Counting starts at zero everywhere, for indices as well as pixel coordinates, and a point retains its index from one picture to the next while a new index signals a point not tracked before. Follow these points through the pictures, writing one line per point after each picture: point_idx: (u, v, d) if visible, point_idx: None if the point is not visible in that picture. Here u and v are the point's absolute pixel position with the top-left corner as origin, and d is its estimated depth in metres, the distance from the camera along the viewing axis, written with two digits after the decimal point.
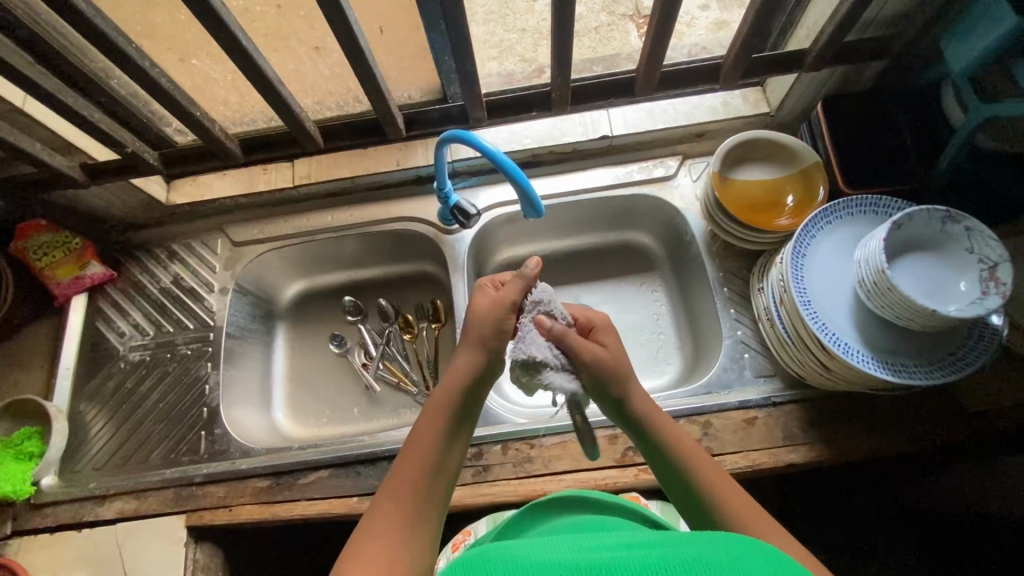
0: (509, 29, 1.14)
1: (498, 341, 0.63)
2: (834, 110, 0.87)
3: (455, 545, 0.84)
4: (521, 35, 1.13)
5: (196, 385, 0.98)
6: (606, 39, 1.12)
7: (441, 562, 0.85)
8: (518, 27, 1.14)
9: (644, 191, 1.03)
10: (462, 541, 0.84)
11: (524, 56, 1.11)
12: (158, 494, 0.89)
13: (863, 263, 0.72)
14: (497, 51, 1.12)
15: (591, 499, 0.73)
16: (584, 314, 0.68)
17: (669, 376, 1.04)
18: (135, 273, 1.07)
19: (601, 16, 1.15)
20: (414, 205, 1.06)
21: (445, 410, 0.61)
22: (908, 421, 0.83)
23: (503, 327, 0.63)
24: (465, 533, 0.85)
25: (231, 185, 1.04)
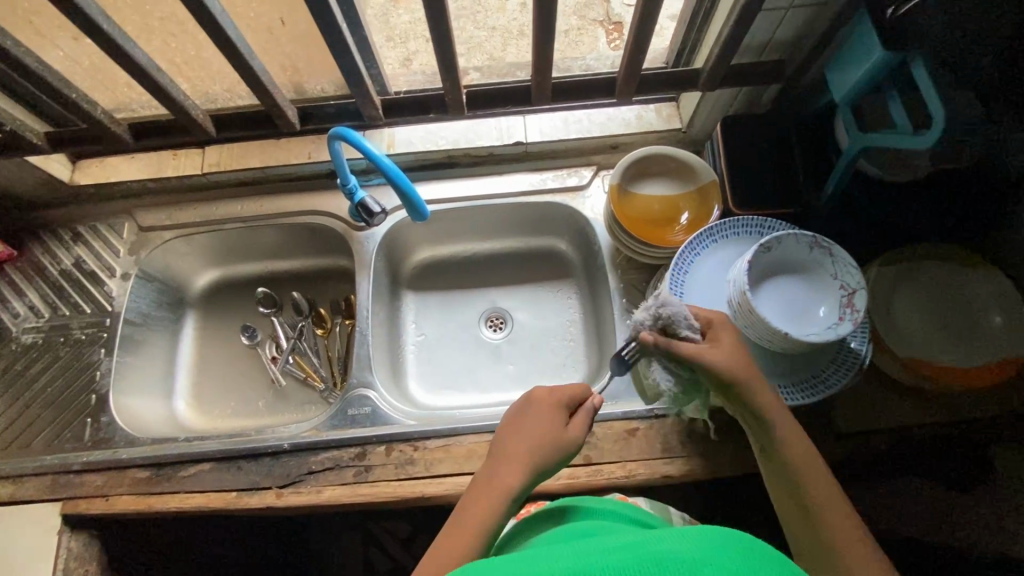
0: (479, 26, 1.11)
1: (549, 464, 0.65)
2: (732, 130, 0.88)
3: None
4: (490, 33, 1.10)
5: (86, 371, 0.96)
6: (575, 43, 1.09)
7: None
8: (488, 24, 1.11)
9: (556, 199, 1.04)
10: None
11: (492, 54, 1.09)
12: (35, 480, 0.88)
13: (732, 283, 0.73)
14: (466, 48, 1.09)
15: (575, 503, 0.70)
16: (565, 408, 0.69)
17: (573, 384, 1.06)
18: (37, 254, 1.04)
19: (570, 18, 1.11)
20: (327, 199, 1.05)
21: (479, 527, 0.58)
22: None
23: (555, 455, 0.65)
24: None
25: (140, 168, 1.03)
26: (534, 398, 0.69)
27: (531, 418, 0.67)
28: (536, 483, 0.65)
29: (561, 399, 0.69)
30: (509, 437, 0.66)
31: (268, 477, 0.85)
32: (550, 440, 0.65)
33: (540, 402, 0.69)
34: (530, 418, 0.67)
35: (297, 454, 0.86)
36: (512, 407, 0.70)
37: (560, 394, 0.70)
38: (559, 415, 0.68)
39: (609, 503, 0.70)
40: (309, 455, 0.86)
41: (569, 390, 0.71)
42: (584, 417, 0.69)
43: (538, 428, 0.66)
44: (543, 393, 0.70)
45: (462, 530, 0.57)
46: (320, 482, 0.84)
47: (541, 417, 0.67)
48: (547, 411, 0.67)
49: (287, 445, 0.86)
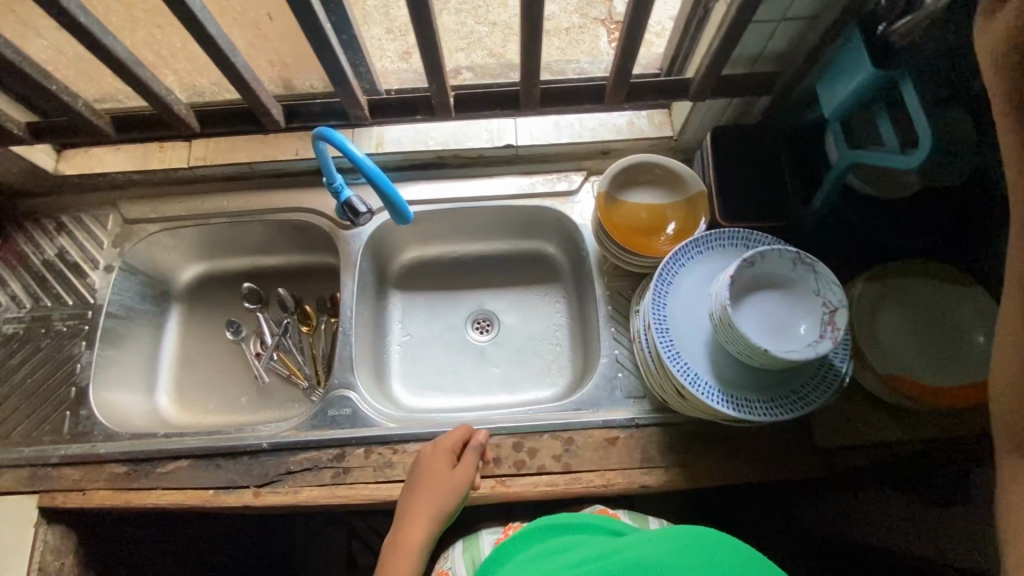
0: (480, 21, 1.10)
1: (452, 508, 0.76)
2: (722, 140, 0.88)
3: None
4: (491, 28, 1.09)
5: (67, 364, 0.95)
6: (575, 42, 1.07)
7: None
8: (489, 20, 1.10)
9: (544, 204, 1.03)
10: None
11: (492, 50, 1.08)
12: (12, 472, 0.88)
13: (714, 297, 0.73)
14: (466, 43, 1.08)
15: (552, 521, 0.71)
16: (451, 454, 0.80)
17: (555, 390, 1.07)
18: (20, 244, 1.03)
19: (573, 17, 1.10)
20: (315, 196, 1.04)
21: None
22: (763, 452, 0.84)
23: (456, 499, 0.76)
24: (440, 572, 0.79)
25: (126, 160, 1.02)
26: (425, 454, 0.81)
27: (427, 473, 0.78)
28: (444, 526, 0.76)
29: (448, 449, 0.80)
30: (412, 492, 0.77)
31: (246, 476, 0.85)
32: (444, 487, 0.76)
33: (431, 455, 0.80)
34: (428, 472, 0.78)
35: (275, 454, 0.86)
36: (413, 464, 0.82)
37: (447, 443, 0.81)
38: (450, 462, 0.79)
39: (589, 518, 0.72)
40: (287, 454, 0.86)
41: (455, 439, 0.81)
42: (472, 456, 0.80)
43: (434, 479, 0.77)
44: (433, 448, 0.81)
45: None
46: (298, 482, 0.84)
47: (435, 469, 0.78)
48: (438, 462, 0.79)
49: (265, 445, 0.86)
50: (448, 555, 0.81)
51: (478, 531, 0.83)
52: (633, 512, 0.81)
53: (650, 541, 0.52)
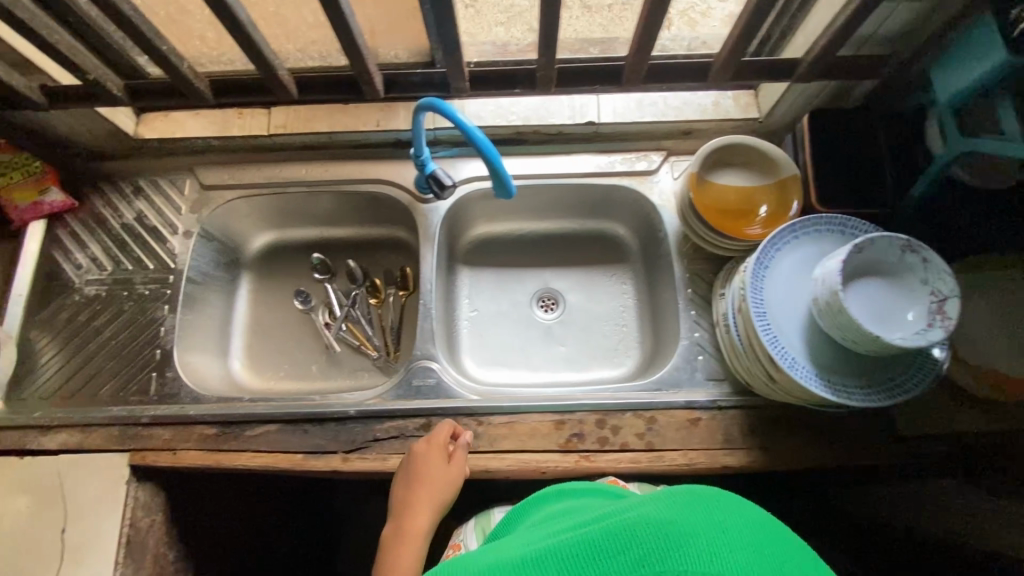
0: None
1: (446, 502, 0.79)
2: (819, 124, 0.87)
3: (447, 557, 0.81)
4: None
5: (151, 327, 0.96)
6: None
7: None
8: None
9: (623, 183, 1.02)
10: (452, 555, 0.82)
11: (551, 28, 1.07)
12: (103, 430, 0.89)
13: (819, 282, 0.73)
14: None
15: (562, 487, 0.73)
16: (444, 448, 0.82)
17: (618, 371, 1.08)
18: (97, 205, 1.03)
19: None
20: (391, 168, 1.04)
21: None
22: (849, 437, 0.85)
23: (450, 494, 0.79)
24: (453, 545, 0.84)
25: (205, 125, 1.01)
26: (418, 450, 0.82)
27: (422, 469, 0.80)
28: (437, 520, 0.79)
29: (440, 445, 0.82)
30: (409, 488, 0.79)
31: (334, 442, 0.87)
32: (442, 482, 0.78)
33: (426, 451, 0.81)
34: (425, 470, 0.79)
35: (362, 421, 0.88)
36: (405, 460, 0.83)
37: (439, 438, 0.83)
38: (444, 457, 0.81)
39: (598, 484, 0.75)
40: (374, 423, 0.88)
41: (445, 434, 0.84)
42: (463, 451, 0.83)
43: (430, 474, 0.79)
44: (426, 443, 0.82)
45: None
46: (385, 449, 0.86)
47: (430, 464, 0.80)
48: (434, 458, 0.80)
49: (352, 412, 0.88)
50: (461, 530, 0.86)
51: (490, 507, 0.86)
52: (644, 485, 0.84)
53: (651, 502, 0.49)
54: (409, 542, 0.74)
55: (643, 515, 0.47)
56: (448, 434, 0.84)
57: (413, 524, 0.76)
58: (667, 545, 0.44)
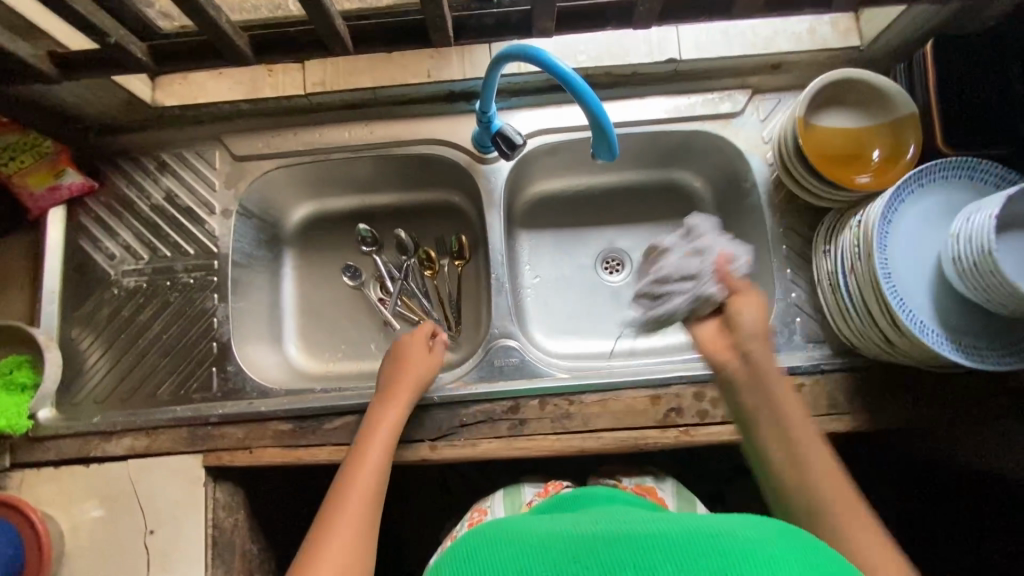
0: None
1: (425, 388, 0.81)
2: (945, 50, 0.75)
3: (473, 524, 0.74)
4: None
5: (203, 319, 0.89)
6: None
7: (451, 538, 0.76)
8: None
9: (705, 128, 0.92)
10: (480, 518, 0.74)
11: None
12: (170, 433, 0.84)
13: (962, 238, 0.65)
14: None
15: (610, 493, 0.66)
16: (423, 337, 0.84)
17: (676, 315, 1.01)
18: (120, 186, 0.93)
19: None
20: (444, 125, 0.92)
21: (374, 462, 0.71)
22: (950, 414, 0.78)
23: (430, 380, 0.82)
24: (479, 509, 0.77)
25: (231, 86, 0.89)
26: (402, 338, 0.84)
27: (405, 353, 0.82)
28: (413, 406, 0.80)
29: (422, 335, 0.85)
30: (392, 373, 0.80)
31: (419, 430, 0.82)
32: (423, 366, 0.81)
33: (408, 341, 0.83)
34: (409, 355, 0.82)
35: (446, 408, 0.83)
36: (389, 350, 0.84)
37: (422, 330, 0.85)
38: (426, 346, 0.83)
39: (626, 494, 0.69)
40: (459, 408, 0.83)
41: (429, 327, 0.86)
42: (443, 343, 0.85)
43: (414, 361, 0.81)
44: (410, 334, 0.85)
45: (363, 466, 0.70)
46: (474, 435, 0.82)
47: (414, 352, 0.82)
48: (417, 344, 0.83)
49: (436, 399, 0.83)
50: (486, 496, 0.79)
51: (519, 483, 0.79)
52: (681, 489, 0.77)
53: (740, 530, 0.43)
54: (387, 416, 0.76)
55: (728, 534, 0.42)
56: (428, 333, 0.85)
57: (389, 403, 0.77)
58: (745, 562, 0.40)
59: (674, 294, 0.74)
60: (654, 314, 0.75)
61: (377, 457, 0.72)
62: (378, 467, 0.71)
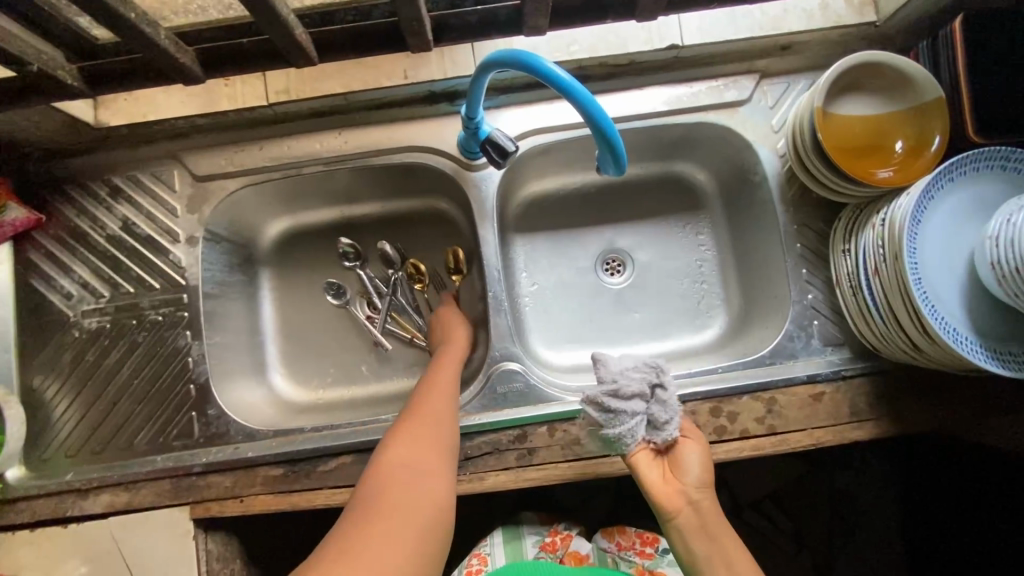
0: None
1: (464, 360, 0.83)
2: (976, 26, 0.69)
3: (471, 574, 0.75)
4: None
5: (176, 358, 0.82)
6: None
7: None
8: None
9: (709, 119, 0.85)
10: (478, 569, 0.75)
11: None
12: (152, 485, 0.78)
13: (1005, 240, 0.60)
14: None
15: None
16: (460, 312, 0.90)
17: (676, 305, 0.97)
18: (70, 217, 0.83)
19: None
20: (426, 130, 0.84)
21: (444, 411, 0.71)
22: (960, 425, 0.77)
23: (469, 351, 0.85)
24: (477, 555, 0.77)
25: (183, 98, 0.79)
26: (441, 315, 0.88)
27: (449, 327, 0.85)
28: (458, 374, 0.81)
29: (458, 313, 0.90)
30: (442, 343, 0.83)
31: None
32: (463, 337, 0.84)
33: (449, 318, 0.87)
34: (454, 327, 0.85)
35: None
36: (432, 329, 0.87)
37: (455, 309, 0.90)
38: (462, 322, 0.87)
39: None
40: (462, 439, 0.77)
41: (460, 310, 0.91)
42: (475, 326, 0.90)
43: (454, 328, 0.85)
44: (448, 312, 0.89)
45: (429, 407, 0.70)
46: (480, 467, 0.77)
47: (455, 322, 0.86)
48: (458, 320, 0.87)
49: None
50: (486, 538, 0.80)
51: (518, 523, 0.80)
52: None
53: None
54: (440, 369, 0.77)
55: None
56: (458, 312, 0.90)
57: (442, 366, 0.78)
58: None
59: (628, 413, 0.67)
60: (602, 431, 0.67)
61: (442, 397, 0.71)
62: (446, 405, 0.71)
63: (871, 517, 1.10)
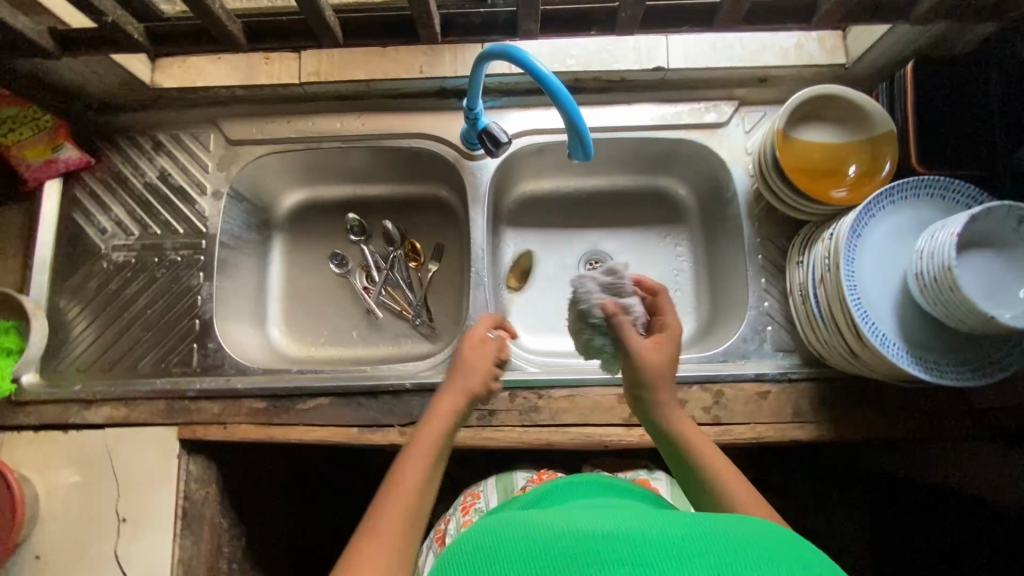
0: None
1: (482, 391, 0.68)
2: (926, 72, 0.77)
3: (468, 508, 0.86)
4: None
5: (187, 296, 0.91)
6: None
7: (448, 523, 0.86)
8: None
9: (689, 136, 0.94)
10: (472, 502, 0.86)
11: None
12: (148, 404, 0.86)
13: (926, 254, 0.66)
14: None
15: (595, 480, 0.65)
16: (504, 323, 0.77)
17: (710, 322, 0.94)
18: (116, 163, 0.95)
19: None
20: (435, 120, 0.95)
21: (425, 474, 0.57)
22: (895, 435, 0.82)
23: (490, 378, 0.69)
24: (473, 494, 0.88)
25: (228, 71, 0.91)
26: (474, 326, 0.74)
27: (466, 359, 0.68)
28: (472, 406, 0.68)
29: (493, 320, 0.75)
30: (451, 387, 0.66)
31: (390, 415, 0.84)
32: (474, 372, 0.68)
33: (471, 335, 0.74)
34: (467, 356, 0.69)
35: (418, 395, 0.85)
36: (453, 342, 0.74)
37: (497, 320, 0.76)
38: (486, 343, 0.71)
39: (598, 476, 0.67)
40: (431, 395, 0.85)
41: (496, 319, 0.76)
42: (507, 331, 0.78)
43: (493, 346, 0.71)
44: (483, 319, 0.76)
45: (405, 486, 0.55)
46: None
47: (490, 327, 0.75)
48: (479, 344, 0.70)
49: (409, 385, 0.85)
50: (481, 482, 0.90)
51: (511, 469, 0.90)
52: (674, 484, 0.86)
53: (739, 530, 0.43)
54: (444, 399, 0.64)
55: (717, 527, 0.43)
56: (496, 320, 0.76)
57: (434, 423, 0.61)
58: (741, 559, 0.39)
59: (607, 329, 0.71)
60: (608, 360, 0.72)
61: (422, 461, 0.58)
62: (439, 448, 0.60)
63: (825, 538, 1.13)
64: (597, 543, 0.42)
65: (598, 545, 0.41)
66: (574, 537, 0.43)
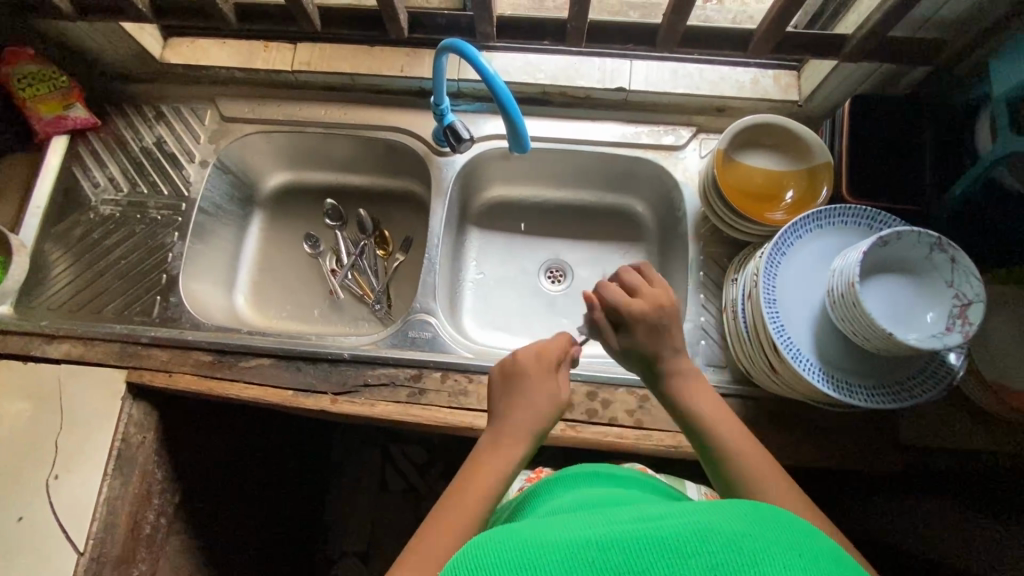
0: None
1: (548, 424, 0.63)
2: (861, 110, 0.81)
3: None
4: None
5: (159, 251, 0.98)
6: None
7: None
8: None
9: (647, 155, 0.99)
10: None
11: None
12: (104, 345, 0.91)
13: (837, 272, 0.69)
14: None
15: (598, 471, 0.64)
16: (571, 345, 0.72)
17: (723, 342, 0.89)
18: (120, 127, 1.04)
19: None
20: (410, 116, 1.02)
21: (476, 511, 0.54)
22: (817, 461, 0.81)
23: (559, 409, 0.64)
24: None
25: (230, 54, 1.00)
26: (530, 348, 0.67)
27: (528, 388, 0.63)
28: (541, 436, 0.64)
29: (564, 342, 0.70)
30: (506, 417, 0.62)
31: (325, 382, 0.87)
32: (538, 408, 0.62)
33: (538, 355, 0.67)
34: (532, 387, 0.63)
35: (355, 365, 0.88)
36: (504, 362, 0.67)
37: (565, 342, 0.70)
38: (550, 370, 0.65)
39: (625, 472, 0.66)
40: (367, 367, 0.88)
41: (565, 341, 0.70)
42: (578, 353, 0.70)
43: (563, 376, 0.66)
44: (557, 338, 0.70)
45: (457, 514, 0.54)
46: (373, 396, 0.86)
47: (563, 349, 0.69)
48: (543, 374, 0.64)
49: (347, 355, 0.88)
50: None
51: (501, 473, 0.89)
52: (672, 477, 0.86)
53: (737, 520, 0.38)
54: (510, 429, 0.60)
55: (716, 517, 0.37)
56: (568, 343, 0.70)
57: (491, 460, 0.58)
58: (743, 559, 0.34)
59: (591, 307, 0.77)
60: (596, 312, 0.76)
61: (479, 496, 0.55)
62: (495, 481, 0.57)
63: None
64: (603, 555, 0.36)
65: (604, 559, 0.35)
66: (580, 551, 0.36)
